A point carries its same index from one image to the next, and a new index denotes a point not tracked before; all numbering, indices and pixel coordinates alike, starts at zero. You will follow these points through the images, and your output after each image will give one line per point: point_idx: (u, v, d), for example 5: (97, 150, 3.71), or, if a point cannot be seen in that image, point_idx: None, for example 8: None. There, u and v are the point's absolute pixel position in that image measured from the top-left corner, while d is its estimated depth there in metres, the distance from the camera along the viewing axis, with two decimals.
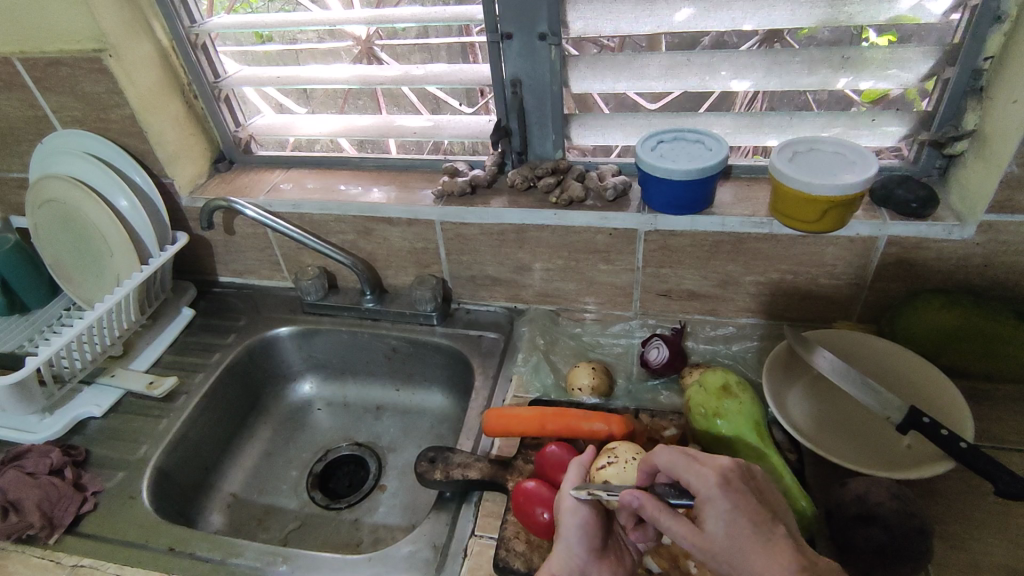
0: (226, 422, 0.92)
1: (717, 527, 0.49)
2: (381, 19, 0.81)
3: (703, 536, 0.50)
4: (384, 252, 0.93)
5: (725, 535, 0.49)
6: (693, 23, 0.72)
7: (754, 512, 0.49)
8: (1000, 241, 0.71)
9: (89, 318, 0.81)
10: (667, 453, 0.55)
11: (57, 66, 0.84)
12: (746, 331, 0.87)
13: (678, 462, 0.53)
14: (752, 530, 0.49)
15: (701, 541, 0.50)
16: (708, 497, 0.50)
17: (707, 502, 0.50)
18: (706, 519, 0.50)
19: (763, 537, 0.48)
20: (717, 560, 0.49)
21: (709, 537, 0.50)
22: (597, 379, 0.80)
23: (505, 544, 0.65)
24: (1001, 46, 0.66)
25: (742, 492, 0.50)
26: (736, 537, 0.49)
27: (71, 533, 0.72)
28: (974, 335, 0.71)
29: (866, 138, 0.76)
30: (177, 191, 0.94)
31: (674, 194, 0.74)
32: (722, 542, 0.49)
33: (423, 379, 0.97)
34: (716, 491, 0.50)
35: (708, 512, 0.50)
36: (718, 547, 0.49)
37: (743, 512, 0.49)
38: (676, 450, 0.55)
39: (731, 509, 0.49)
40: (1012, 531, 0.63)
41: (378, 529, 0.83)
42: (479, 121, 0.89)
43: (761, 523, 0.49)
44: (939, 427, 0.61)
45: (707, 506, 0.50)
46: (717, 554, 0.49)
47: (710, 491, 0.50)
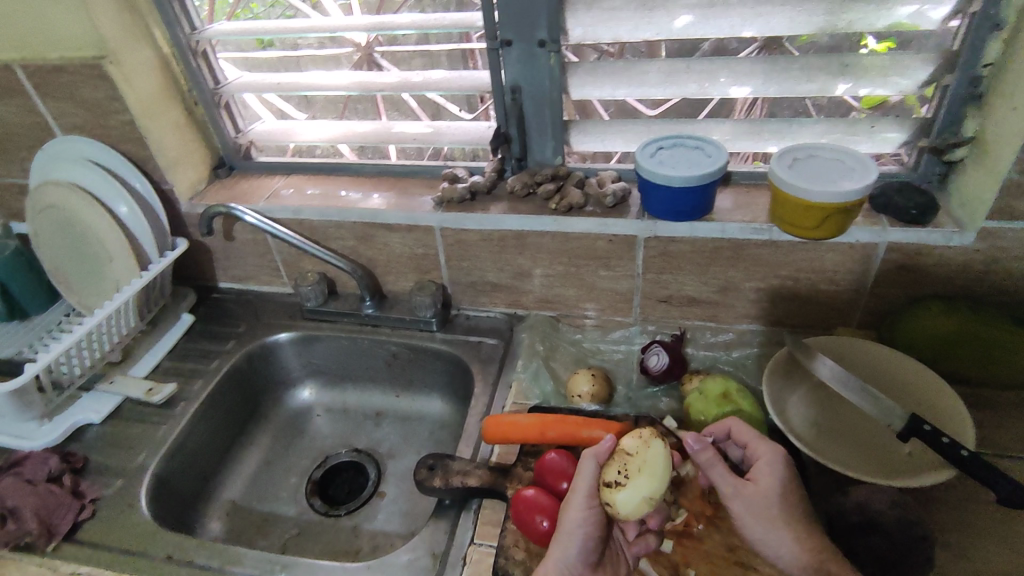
0: (226, 429, 0.91)
1: (770, 483, 0.60)
2: (382, 26, 0.81)
3: (754, 488, 0.60)
4: (384, 258, 0.93)
5: (777, 492, 0.59)
6: (691, 30, 0.72)
7: (799, 490, 0.61)
8: (1001, 247, 0.71)
9: (88, 324, 0.81)
10: (740, 420, 0.65)
11: (57, 72, 0.84)
12: (746, 338, 0.86)
13: (751, 431, 0.64)
14: (795, 503, 0.60)
15: (751, 490, 0.60)
16: (770, 461, 0.61)
17: (768, 467, 0.61)
18: (761, 476, 0.60)
19: (800, 512, 0.59)
20: (757, 510, 0.59)
21: (759, 489, 0.59)
22: (596, 386, 0.80)
23: (505, 552, 0.64)
24: (1000, 53, 0.67)
25: (795, 472, 0.62)
26: (783, 501, 0.59)
27: (69, 540, 0.71)
28: (974, 341, 0.71)
29: (865, 145, 0.76)
30: (177, 197, 0.95)
31: (676, 200, 0.74)
32: (769, 497, 0.59)
33: (422, 385, 0.97)
34: (777, 458, 0.62)
35: (765, 472, 0.61)
36: (765, 500, 0.59)
37: (794, 483, 0.61)
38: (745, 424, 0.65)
39: (786, 478, 0.60)
40: (1014, 539, 0.62)
41: (377, 536, 0.83)
42: (479, 128, 0.89)
43: (801, 498, 0.60)
44: (940, 435, 0.61)
45: (767, 469, 0.61)
46: (761, 505, 0.59)
47: (774, 458, 0.61)
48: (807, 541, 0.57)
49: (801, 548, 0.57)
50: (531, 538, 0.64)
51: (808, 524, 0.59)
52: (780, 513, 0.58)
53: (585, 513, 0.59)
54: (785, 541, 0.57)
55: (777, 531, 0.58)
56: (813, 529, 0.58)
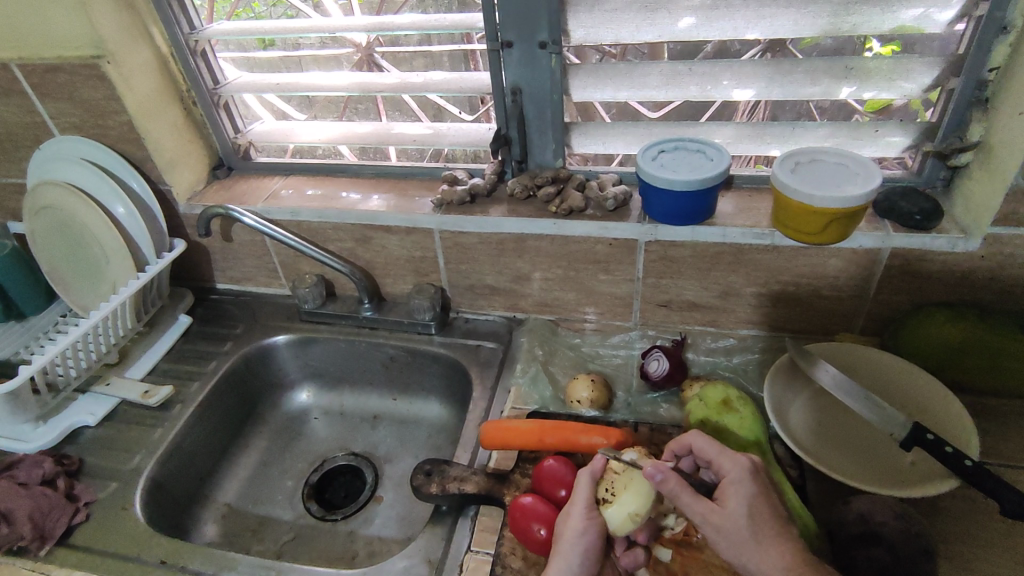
0: (222, 431, 0.91)
1: (738, 503, 0.56)
2: (382, 27, 0.80)
3: (722, 512, 0.55)
4: (383, 260, 0.92)
5: (746, 512, 0.55)
6: (694, 32, 0.71)
7: (770, 504, 0.56)
8: (1006, 254, 0.70)
9: (84, 326, 0.80)
10: (701, 437, 0.61)
11: (54, 72, 0.84)
12: (747, 344, 0.85)
13: (713, 448, 0.60)
14: (769, 519, 0.55)
15: (718, 516, 0.55)
16: (736, 479, 0.57)
17: (734, 484, 0.57)
18: (728, 498, 0.56)
19: (773, 528, 0.55)
20: (727, 536, 0.54)
21: (728, 513, 0.55)
22: (596, 392, 0.79)
23: (501, 560, 0.64)
24: (1006, 57, 0.66)
25: (765, 485, 0.57)
26: (754, 521, 0.55)
27: (62, 544, 0.71)
28: (979, 349, 0.70)
29: (869, 150, 0.76)
30: (174, 198, 0.94)
31: (677, 204, 0.73)
32: (739, 520, 0.55)
33: (421, 389, 0.96)
34: (745, 476, 0.57)
35: (733, 492, 0.56)
36: (735, 524, 0.54)
37: (763, 498, 0.56)
38: (708, 438, 0.61)
39: (754, 496, 0.56)
40: (1018, 551, 0.62)
41: (373, 542, 0.82)
42: (479, 129, 0.88)
43: (776, 515, 0.56)
44: (944, 444, 0.60)
45: (733, 488, 0.56)
46: (730, 529, 0.54)
47: (740, 474, 0.57)
48: (786, 560, 0.53)
49: (780, 569, 0.53)
50: (529, 547, 0.63)
51: (784, 541, 0.54)
52: (753, 534, 0.54)
53: (585, 526, 0.58)
54: (764, 564, 0.53)
55: (752, 554, 0.54)
56: (792, 547, 0.54)
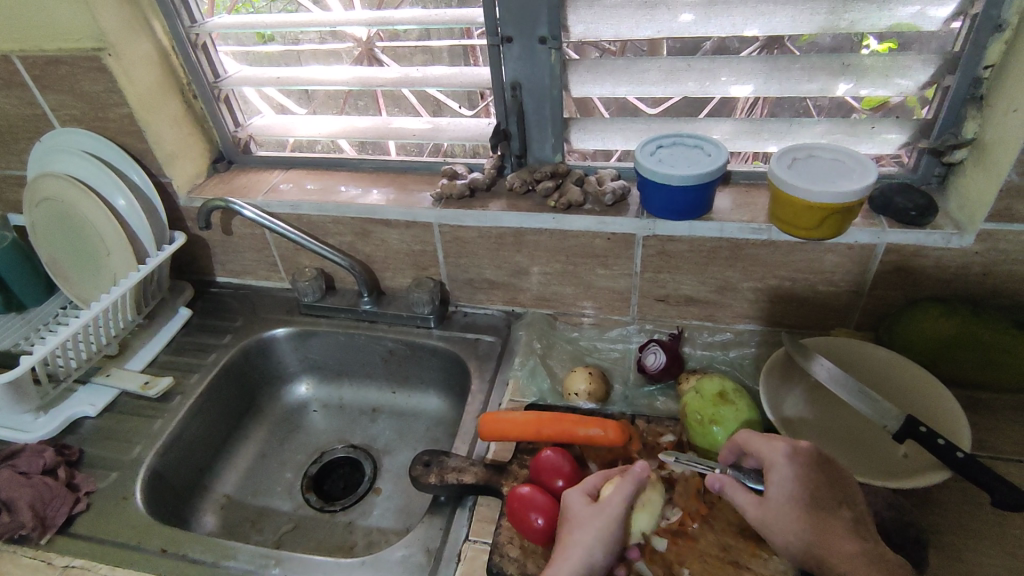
0: (222, 423, 0.91)
1: (781, 490, 0.57)
2: (382, 21, 0.81)
3: (767, 500, 0.57)
4: (382, 254, 0.93)
5: (789, 498, 0.56)
6: (692, 28, 0.72)
7: (818, 486, 0.56)
8: (999, 249, 0.71)
9: (84, 317, 0.80)
10: (746, 431, 0.61)
11: (55, 64, 0.84)
12: (744, 338, 0.86)
13: (753, 436, 0.60)
14: (813, 501, 0.55)
15: (764, 505, 0.57)
16: (774, 465, 0.57)
17: (773, 470, 0.57)
18: (772, 484, 0.57)
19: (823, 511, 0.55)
20: (774, 523, 0.56)
21: (771, 500, 0.57)
22: (594, 384, 0.80)
23: (499, 549, 0.64)
24: (1001, 55, 0.66)
25: (810, 466, 0.57)
26: (799, 506, 0.56)
27: (63, 533, 0.71)
28: (972, 344, 0.71)
29: (865, 146, 0.76)
30: (175, 191, 0.94)
31: (675, 199, 0.74)
32: (784, 507, 0.56)
33: (420, 381, 0.97)
34: (782, 460, 0.57)
35: (774, 478, 0.57)
36: (778, 510, 0.56)
37: (807, 480, 0.56)
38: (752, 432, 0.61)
39: (796, 479, 0.56)
40: (1010, 542, 0.62)
41: (372, 533, 0.83)
42: (478, 124, 0.89)
43: (824, 497, 0.56)
44: (936, 437, 0.61)
45: (774, 474, 0.57)
46: (776, 516, 0.56)
47: (777, 459, 0.58)
48: (836, 543, 0.54)
49: (831, 553, 0.54)
50: (525, 536, 0.64)
51: (834, 525, 0.54)
52: (794, 520, 0.55)
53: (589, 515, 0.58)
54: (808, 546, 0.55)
55: (793, 540, 0.55)
56: (842, 531, 0.54)
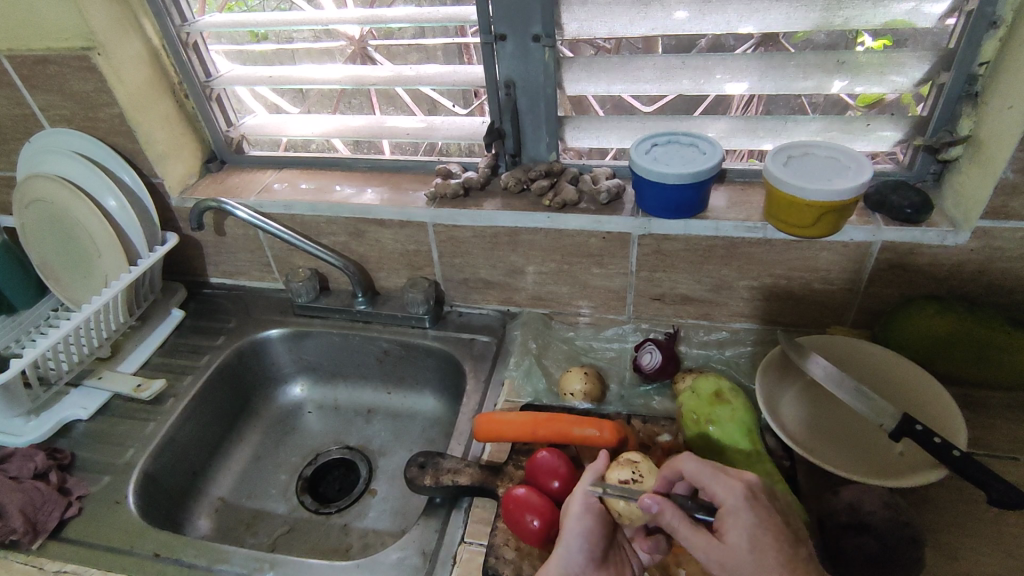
0: (216, 425, 0.91)
1: (739, 536, 0.52)
2: (375, 19, 0.80)
3: (723, 546, 0.52)
4: (376, 254, 0.92)
5: (748, 546, 0.52)
6: (687, 25, 0.71)
7: (776, 529, 0.53)
8: (995, 247, 0.71)
9: (75, 319, 0.80)
10: (693, 462, 0.56)
11: (44, 64, 0.83)
12: (740, 337, 0.86)
13: (703, 470, 0.55)
14: (773, 544, 0.52)
15: (721, 551, 0.52)
16: (733, 509, 0.53)
17: (731, 513, 0.53)
18: (729, 530, 0.53)
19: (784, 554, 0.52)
20: (732, 571, 0.52)
21: (730, 547, 0.52)
22: (589, 384, 0.79)
23: (495, 551, 0.64)
24: (996, 52, 0.66)
25: (764, 506, 0.54)
26: (759, 553, 0.51)
27: (54, 538, 0.70)
28: (968, 341, 0.71)
29: (861, 144, 0.76)
30: (167, 191, 0.94)
31: (669, 198, 0.73)
32: (743, 554, 0.52)
33: (415, 382, 0.96)
34: (741, 502, 0.53)
35: (732, 522, 0.53)
36: (737, 557, 0.52)
37: (763, 523, 0.53)
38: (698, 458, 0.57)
39: (756, 524, 0.53)
40: (1005, 540, 0.62)
41: (368, 534, 0.82)
42: (472, 123, 0.88)
43: (782, 539, 0.52)
44: (932, 435, 0.60)
45: (732, 518, 0.53)
46: (735, 565, 0.52)
47: (736, 502, 0.53)
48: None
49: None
50: (521, 537, 0.63)
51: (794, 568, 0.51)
52: (756, 569, 0.51)
53: (585, 509, 0.58)
54: None
55: None
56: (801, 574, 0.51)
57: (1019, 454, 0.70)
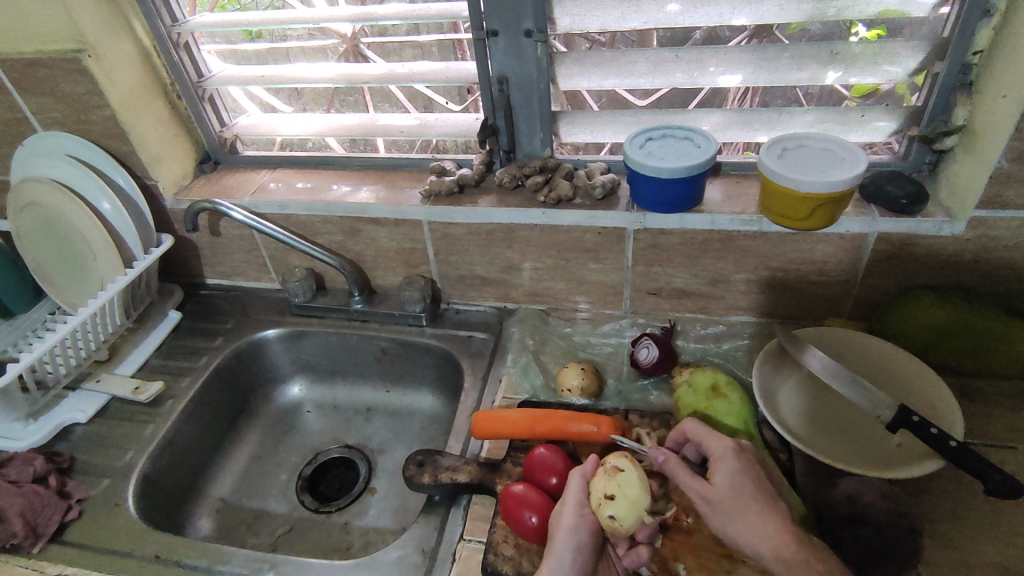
0: (215, 426, 0.91)
1: (725, 478, 0.57)
2: (366, 17, 0.80)
3: (711, 487, 0.57)
4: (372, 253, 0.92)
5: (732, 487, 0.56)
6: (679, 18, 0.71)
7: (758, 478, 0.57)
8: (990, 237, 0.71)
9: (72, 323, 0.79)
10: (694, 423, 0.62)
11: (34, 67, 0.83)
12: (736, 330, 0.86)
13: (702, 428, 0.61)
14: (754, 491, 0.56)
15: (708, 491, 0.57)
16: (722, 456, 0.58)
17: (719, 460, 0.58)
18: (716, 473, 0.57)
19: (762, 499, 0.55)
20: (717, 509, 0.56)
21: (715, 486, 0.56)
22: (587, 380, 0.80)
23: (494, 548, 0.64)
24: (991, 40, 0.66)
25: (751, 461, 0.58)
26: (741, 494, 0.56)
27: (55, 541, 0.71)
28: (963, 332, 0.71)
29: (855, 135, 0.76)
30: (161, 193, 0.93)
31: (664, 192, 0.73)
32: (726, 493, 0.56)
33: (413, 380, 0.96)
34: (730, 452, 0.58)
35: (720, 467, 0.57)
36: (722, 496, 0.56)
37: (751, 472, 0.57)
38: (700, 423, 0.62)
39: (741, 470, 0.57)
40: (1003, 530, 0.62)
41: (368, 533, 0.83)
42: (466, 119, 0.88)
43: (763, 488, 0.56)
44: (928, 426, 0.61)
45: (720, 463, 0.57)
46: (719, 504, 0.56)
47: (723, 452, 0.58)
48: (771, 530, 0.53)
49: (765, 537, 0.53)
50: (519, 534, 0.64)
51: (768, 512, 0.54)
52: (737, 508, 0.55)
53: (575, 522, 0.59)
54: (752, 536, 0.53)
55: (738, 532, 0.54)
56: (774, 515, 0.54)
57: (1017, 442, 0.70)
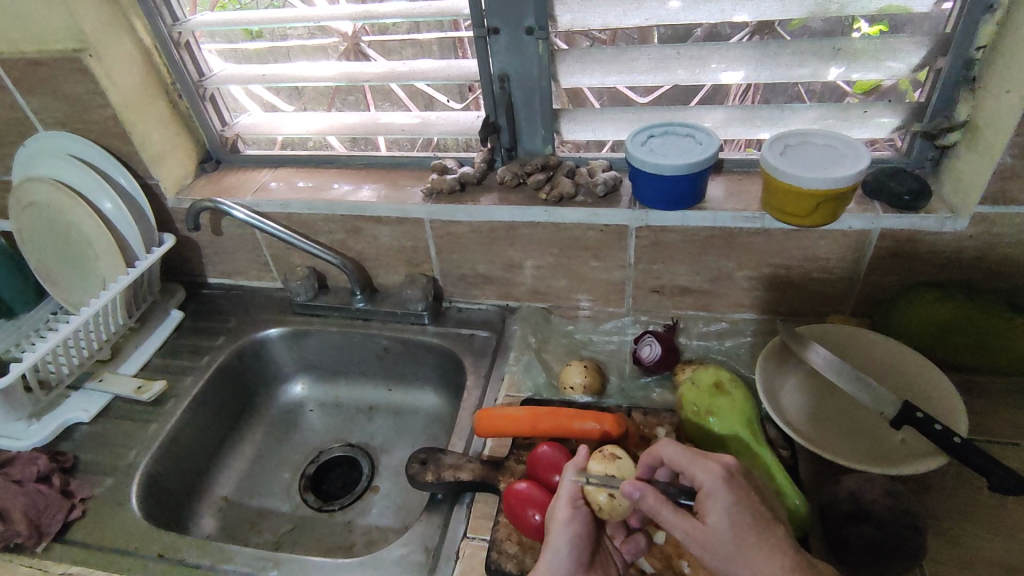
0: (217, 425, 0.91)
1: (718, 518, 0.52)
2: (367, 15, 0.80)
3: (704, 529, 0.52)
4: (374, 251, 0.92)
5: (727, 526, 0.52)
6: (681, 15, 0.71)
7: (753, 507, 0.53)
8: (993, 233, 0.70)
9: (74, 322, 0.80)
10: (673, 448, 0.57)
11: (36, 66, 0.83)
12: (739, 327, 0.86)
13: (684, 454, 0.56)
14: (751, 525, 0.52)
15: (702, 533, 0.52)
16: (712, 491, 0.53)
17: (710, 496, 0.53)
18: (708, 512, 0.53)
19: (763, 531, 0.52)
20: (715, 553, 0.52)
21: (709, 528, 0.52)
22: (589, 377, 0.80)
23: (497, 546, 0.64)
24: (994, 36, 0.66)
25: (743, 486, 0.54)
26: (738, 531, 0.52)
27: (59, 541, 0.71)
28: (967, 327, 0.71)
29: (858, 131, 0.75)
30: (163, 192, 0.93)
31: (666, 189, 0.73)
32: (722, 534, 0.52)
33: (415, 379, 0.96)
34: (719, 484, 0.53)
35: (711, 504, 0.53)
36: (719, 538, 0.52)
37: (742, 503, 0.53)
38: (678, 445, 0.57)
39: (734, 503, 0.53)
40: (1007, 526, 0.62)
41: (371, 531, 0.83)
42: (467, 117, 0.88)
43: (760, 515, 0.53)
44: (933, 422, 0.60)
45: (711, 500, 0.53)
46: (716, 547, 0.52)
47: (713, 483, 0.53)
48: (777, 568, 0.50)
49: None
50: (522, 531, 0.64)
51: (771, 546, 0.51)
52: (738, 551, 0.51)
53: (571, 512, 0.58)
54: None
55: (743, 574, 0.51)
56: (779, 549, 0.51)
57: (1020, 439, 0.70)
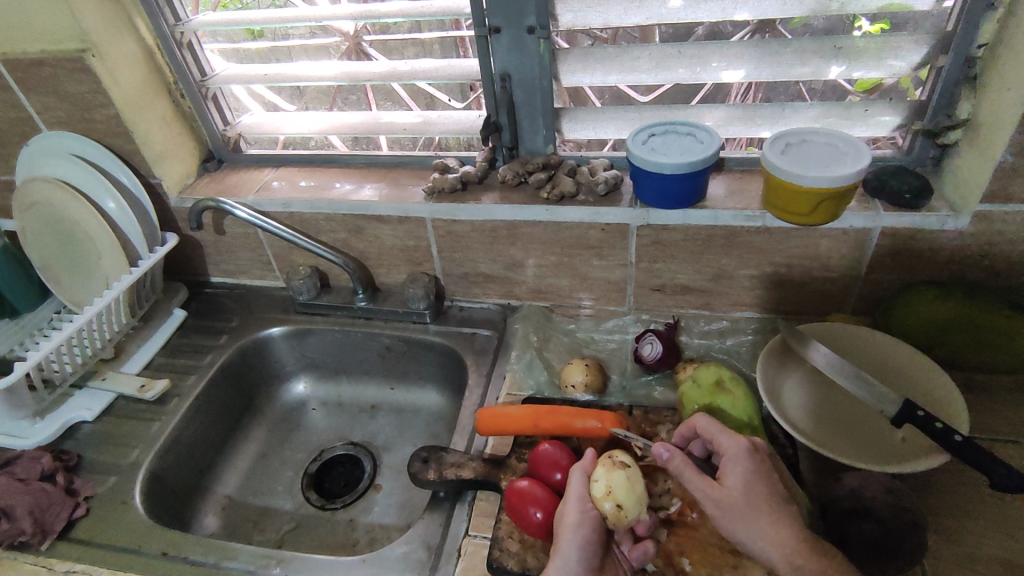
0: (220, 424, 0.91)
1: (738, 481, 0.55)
2: (369, 14, 0.80)
3: (723, 489, 0.55)
4: (376, 250, 0.92)
5: (745, 490, 0.55)
6: (682, 14, 0.71)
7: (771, 482, 0.56)
8: (994, 231, 0.70)
9: (78, 321, 0.80)
10: (707, 420, 0.60)
11: (39, 66, 0.83)
12: (740, 325, 0.86)
13: (715, 425, 0.60)
14: (766, 495, 0.55)
15: (720, 494, 0.55)
16: (736, 457, 0.56)
17: (733, 462, 0.56)
18: (728, 474, 0.56)
19: (776, 502, 0.55)
20: (728, 513, 0.55)
21: (727, 489, 0.55)
22: (591, 375, 0.80)
23: (499, 544, 0.64)
24: (995, 33, 0.66)
25: (764, 462, 0.57)
26: (755, 497, 0.55)
27: (62, 539, 0.71)
28: (968, 325, 0.71)
29: (860, 130, 0.76)
30: (166, 192, 0.94)
31: (667, 188, 0.73)
32: (739, 496, 0.55)
33: (417, 377, 0.96)
34: (744, 453, 0.56)
35: (732, 469, 0.56)
36: (735, 500, 0.54)
37: (763, 475, 0.56)
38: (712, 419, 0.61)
39: (754, 472, 0.56)
40: (1009, 523, 0.62)
41: (374, 529, 0.83)
42: (469, 116, 0.88)
43: (775, 490, 0.56)
44: (934, 420, 0.60)
45: (734, 465, 0.56)
46: (730, 507, 0.54)
47: (737, 452, 0.57)
48: (783, 536, 0.53)
49: (777, 540, 0.53)
50: (526, 531, 0.64)
51: (780, 518, 0.54)
52: (750, 514, 0.54)
53: (579, 518, 0.58)
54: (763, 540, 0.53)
55: (750, 536, 0.54)
56: (789, 521, 0.54)
57: (1021, 437, 0.70)
